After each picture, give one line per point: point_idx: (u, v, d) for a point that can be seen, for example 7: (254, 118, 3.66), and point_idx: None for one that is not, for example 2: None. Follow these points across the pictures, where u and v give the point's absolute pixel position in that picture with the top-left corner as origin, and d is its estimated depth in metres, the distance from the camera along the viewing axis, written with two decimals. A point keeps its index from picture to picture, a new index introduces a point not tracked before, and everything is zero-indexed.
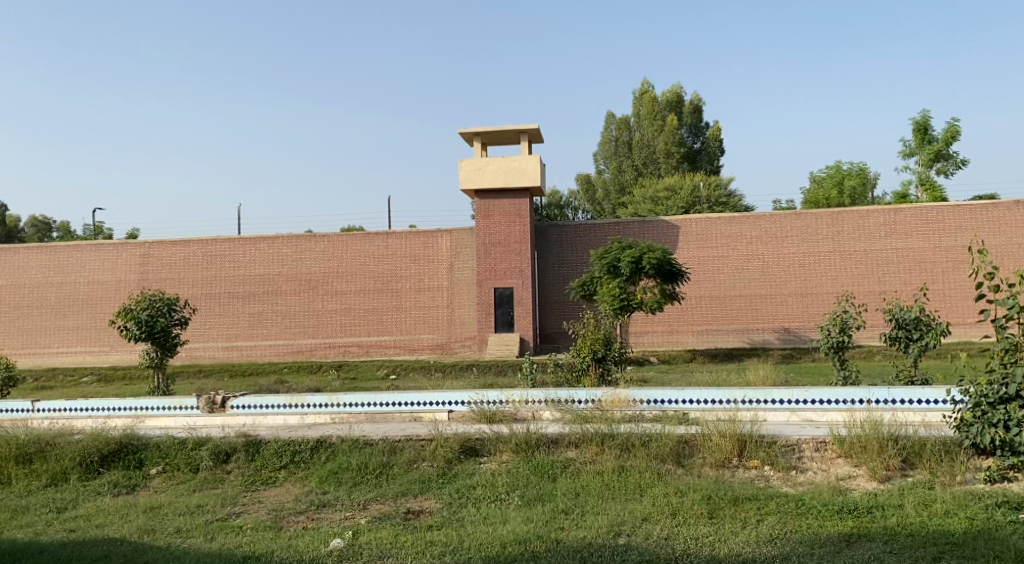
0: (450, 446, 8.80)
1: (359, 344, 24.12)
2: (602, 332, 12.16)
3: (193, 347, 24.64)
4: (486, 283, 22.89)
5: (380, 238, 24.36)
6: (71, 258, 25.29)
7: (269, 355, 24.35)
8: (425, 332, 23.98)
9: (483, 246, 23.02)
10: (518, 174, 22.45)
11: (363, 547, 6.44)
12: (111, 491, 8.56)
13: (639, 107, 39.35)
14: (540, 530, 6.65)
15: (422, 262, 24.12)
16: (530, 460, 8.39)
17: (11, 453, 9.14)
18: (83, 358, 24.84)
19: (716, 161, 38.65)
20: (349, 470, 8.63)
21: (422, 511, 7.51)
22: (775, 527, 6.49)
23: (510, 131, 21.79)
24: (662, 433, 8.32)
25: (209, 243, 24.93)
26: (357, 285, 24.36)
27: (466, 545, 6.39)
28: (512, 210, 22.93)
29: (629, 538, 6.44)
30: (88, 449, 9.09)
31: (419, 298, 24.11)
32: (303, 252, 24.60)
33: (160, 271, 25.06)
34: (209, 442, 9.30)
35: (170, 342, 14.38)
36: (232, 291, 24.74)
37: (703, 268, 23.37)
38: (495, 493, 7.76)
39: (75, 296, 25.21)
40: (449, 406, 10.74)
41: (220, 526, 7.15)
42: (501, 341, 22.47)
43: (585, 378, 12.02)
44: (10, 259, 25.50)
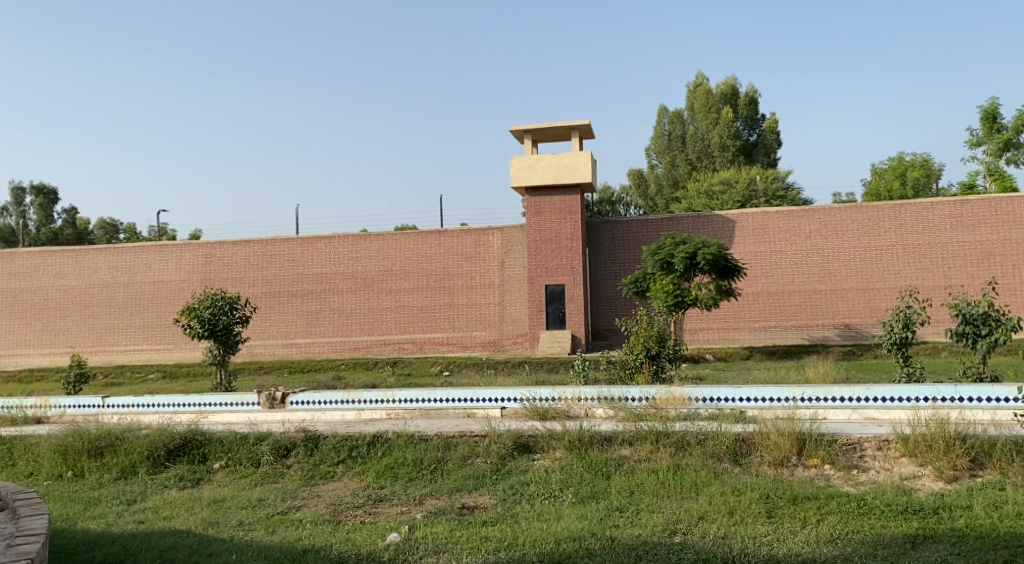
0: (503, 443, 8.84)
1: (413, 342, 24.38)
2: (656, 329, 12.07)
3: (254, 345, 25.24)
4: (538, 280, 22.89)
5: (434, 236, 24.55)
6: (138, 259, 26.09)
7: (327, 353, 24.78)
8: (478, 330, 24.07)
9: (533, 243, 23.04)
10: (569, 170, 22.38)
11: (419, 542, 6.50)
12: (177, 484, 8.81)
13: (693, 100, 38.84)
14: (594, 527, 6.63)
15: (474, 260, 24.22)
16: (584, 458, 8.37)
17: (84, 447, 9.46)
18: (151, 356, 25.63)
19: (774, 154, 37.90)
20: (405, 466, 8.74)
21: (477, 507, 7.54)
22: (835, 527, 6.36)
23: (561, 127, 21.74)
24: (718, 432, 8.22)
25: (268, 242, 25.45)
26: (411, 283, 24.60)
27: (520, 541, 6.40)
28: (563, 207, 22.88)
29: (685, 536, 6.36)
30: (154, 444, 9.35)
31: (472, 295, 24.21)
32: (358, 251, 24.95)
33: (222, 270, 25.69)
34: (270, 437, 9.50)
35: (231, 339, 14.70)
36: (291, 290, 25.21)
37: (759, 264, 22.99)
38: (549, 491, 7.75)
39: (141, 295, 25.99)
40: (501, 403, 10.80)
41: (280, 520, 7.30)
42: (553, 338, 22.46)
43: (638, 376, 11.93)
44: (79, 260, 26.36)
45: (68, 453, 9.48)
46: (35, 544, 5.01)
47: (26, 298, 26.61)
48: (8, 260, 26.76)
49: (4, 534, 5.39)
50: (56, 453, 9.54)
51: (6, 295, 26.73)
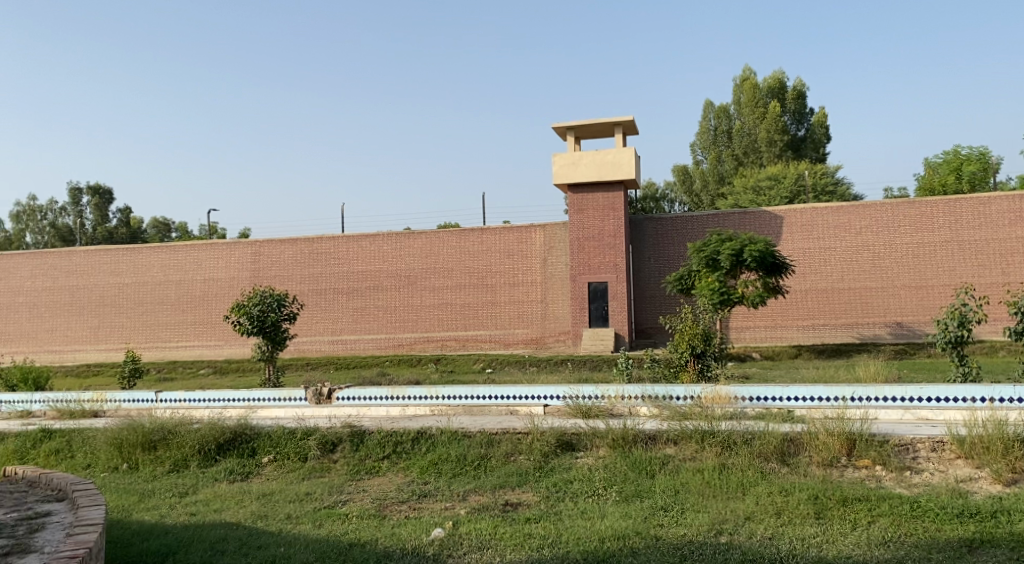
0: (546, 440, 8.83)
1: (456, 339, 24.48)
2: (702, 327, 11.94)
3: (301, 341, 25.61)
4: (580, 278, 22.82)
5: (476, 234, 24.61)
6: (189, 257, 26.65)
7: (371, 350, 25.02)
8: (521, 327, 24.05)
9: (576, 241, 22.98)
10: (613, 167, 22.28)
11: (463, 538, 6.53)
12: (227, 477, 8.98)
13: (739, 94, 38.29)
14: (639, 526, 6.59)
15: (517, 258, 24.21)
16: (628, 456, 8.32)
17: (138, 440, 9.68)
18: (201, 352, 26.14)
19: (822, 149, 37.17)
20: (449, 462, 8.79)
21: (520, 504, 7.54)
22: (887, 529, 6.23)
23: (604, 123, 21.63)
24: (765, 431, 8.10)
25: (315, 241, 25.80)
26: (454, 281, 24.71)
27: (564, 539, 6.38)
28: (606, 204, 22.76)
29: (732, 536, 6.29)
30: (205, 438, 9.53)
31: (514, 293, 24.20)
32: (402, 249, 25.16)
33: (270, 268, 26.13)
34: (317, 432, 9.63)
35: (279, 336, 14.93)
36: (336, 287, 25.52)
37: (808, 261, 22.61)
38: (592, 488, 7.73)
39: (192, 293, 26.53)
40: (544, 400, 10.79)
41: (327, 513, 7.39)
42: (596, 336, 22.35)
43: (683, 373, 11.83)
44: (133, 258, 27.03)
45: (123, 446, 9.71)
46: (93, 533, 5.16)
47: (83, 295, 27.36)
48: (66, 258, 27.52)
49: (64, 522, 5.54)
50: (112, 445, 9.78)
51: (64, 293, 27.51)
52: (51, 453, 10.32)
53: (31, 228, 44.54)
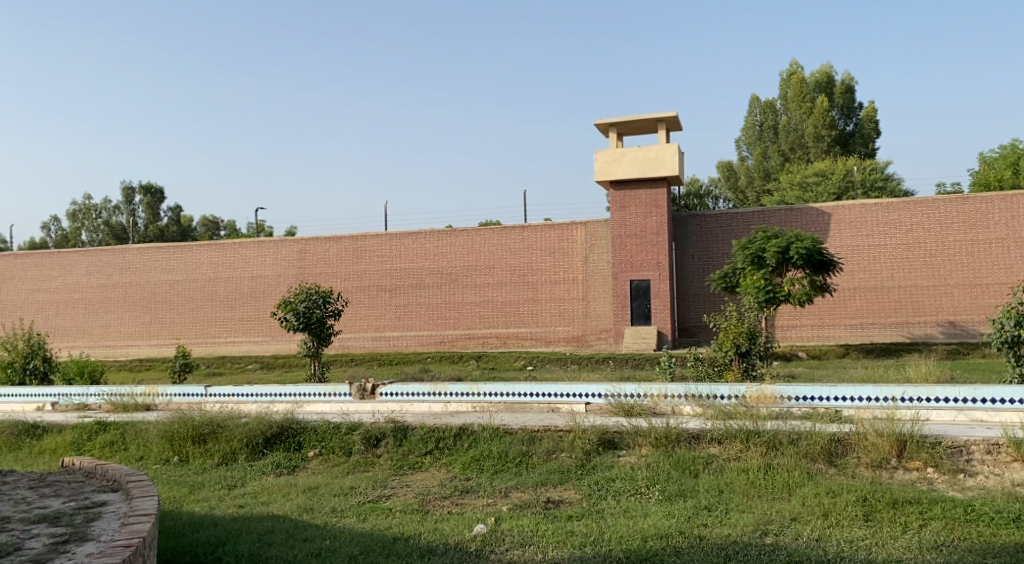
0: (588, 438, 8.81)
1: (498, 336, 24.53)
2: (747, 325, 11.80)
3: (346, 337, 25.93)
4: (622, 276, 22.71)
5: (518, 231, 24.62)
6: (237, 255, 27.13)
7: (414, 346, 25.24)
8: (562, 325, 23.99)
9: (618, 238, 22.87)
10: (656, 163, 22.12)
11: (505, 534, 6.55)
12: (274, 471, 9.14)
13: (786, 89, 37.72)
14: (682, 526, 6.54)
15: (558, 255, 24.16)
16: (671, 455, 8.26)
17: (189, 433, 9.89)
18: (249, 348, 26.59)
19: (872, 144, 36.41)
20: (491, 458, 8.83)
21: (562, 501, 7.53)
22: (939, 533, 6.09)
23: (647, 120, 21.47)
24: (812, 431, 7.98)
25: (359, 239, 26.09)
26: (495, 278, 24.76)
27: (607, 537, 6.37)
28: (649, 201, 22.59)
29: (777, 537, 6.22)
30: (253, 432, 9.70)
31: (555, 290, 24.16)
32: (444, 247, 25.28)
33: (316, 265, 26.47)
34: (361, 427, 9.74)
35: (324, 332, 15.12)
36: (380, 285, 25.77)
37: (856, 259, 22.19)
38: (634, 487, 7.70)
39: (240, 290, 27.02)
40: (586, 398, 10.75)
41: (371, 507, 7.48)
42: (638, 334, 22.22)
43: (727, 373, 11.72)
44: (183, 255, 27.61)
45: (174, 439, 9.95)
46: (147, 523, 5.28)
47: (136, 292, 28.01)
48: (119, 255, 28.22)
49: (119, 512, 5.69)
50: (164, 438, 10.02)
51: (118, 290, 28.21)
52: (106, 445, 10.59)
53: (86, 227, 45.78)
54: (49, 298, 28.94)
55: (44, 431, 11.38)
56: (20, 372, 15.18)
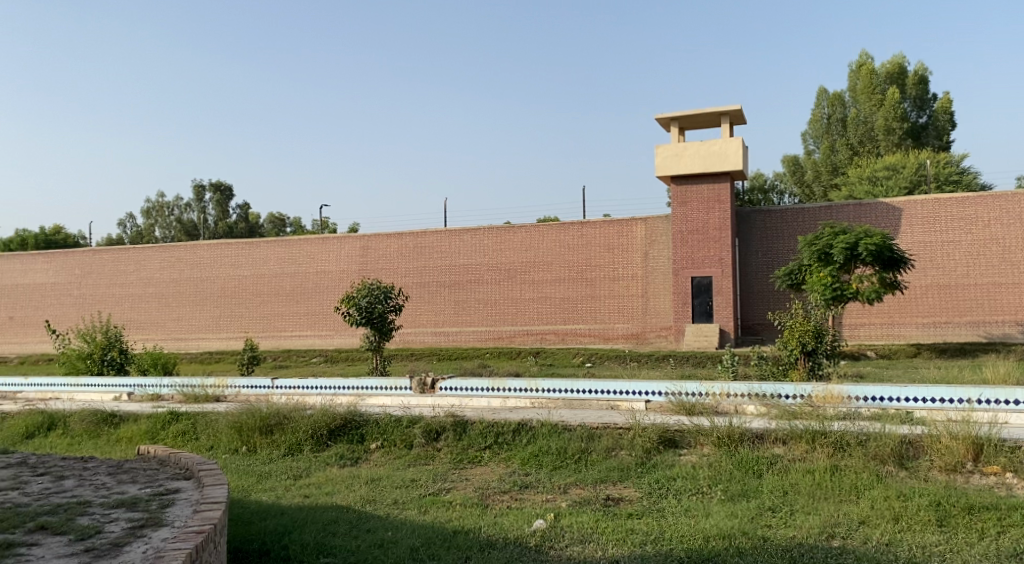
0: (648, 436, 8.73)
1: (556, 332, 24.47)
2: (813, 323, 11.54)
3: (406, 332, 26.25)
4: (683, 272, 22.44)
5: (577, 227, 24.52)
6: (302, 251, 27.68)
7: (472, 342, 25.36)
8: (621, 322, 23.79)
9: (679, 234, 22.61)
10: (719, 157, 21.75)
11: (564, 530, 6.54)
12: (338, 462, 9.31)
13: (855, 81, 36.74)
14: (745, 526, 6.43)
15: (617, 251, 23.97)
16: (734, 455, 8.12)
17: (257, 424, 10.13)
18: (313, 342, 27.11)
19: (946, 136, 35.17)
20: (550, 455, 8.83)
21: (622, 499, 7.49)
22: (1019, 541, 5.85)
23: (709, 113, 21.14)
24: (882, 433, 7.78)
25: (420, 235, 26.37)
26: (553, 274, 24.72)
27: (667, 536, 6.30)
28: (711, 196, 22.26)
29: (845, 540, 6.07)
30: (318, 423, 9.88)
31: (615, 287, 23.97)
32: (503, 243, 25.34)
33: (379, 262, 26.84)
34: (422, 420, 9.84)
35: (386, 327, 15.33)
36: (440, 281, 26.00)
37: (929, 255, 21.49)
38: (695, 487, 7.60)
39: (305, 285, 27.57)
40: (645, 396, 10.63)
41: (432, 500, 7.54)
42: (699, 332, 21.93)
43: (792, 372, 11.50)
44: (251, 251, 28.30)
45: (243, 430, 10.20)
46: (218, 510, 5.43)
47: (206, 286, 28.82)
48: (191, 251, 29.08)
49: (191, 500, 5.86)
50: (234, 429, 10.28)
51: (189, 284, 29.06)
52: (179, 434, 10.92)
53: (160, 223, 47.27)
54: (125, 292, 29.99)
55: (121, 420, 11.79)
56: (98, 363, 15.75)
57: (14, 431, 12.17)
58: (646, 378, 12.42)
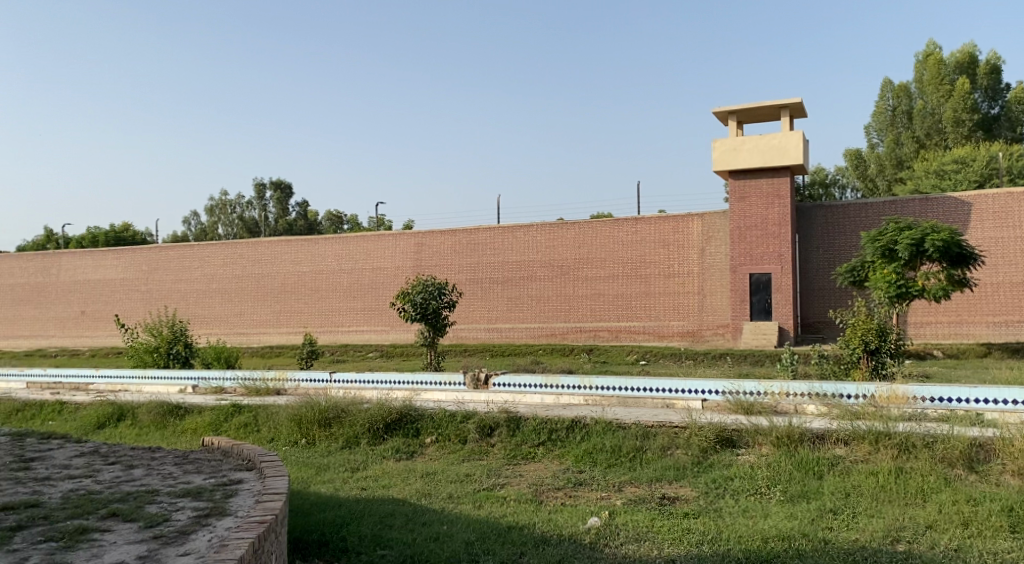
0: (704, 436, 8.60)
1: (609, 330, 24.30)
2: (876, 322, 11.24)
3: (460, 328, 26.39)
4: (741, 269, 22.08)
5: (631, 224, 24.30)
6: (358, 247, 28.04)
7: (526, 338, 25.36)
8: (676, 319, 23.50)
9: (737, 230, 22.25)
10: (779, 152, 21.38)
11: (619, 528, 6.48)
12: (394, 456, 9.41)
13: (922, 72, 35.66)
14: (806, 528, 6.29)
15: (673, 247, 23.67)
16: (793, 455, 7.94)
17: (316, 417, 10.30)
18: (369, 337, 27.44)
19: (1019, 127, 33.87)
20: (604, 452, 8.78)
21: (678, 498, 7.40)
22: None
23: (768, 107, 20.74)
24: (950, 435, 7.53)
25: (474, 232, 26.47)
26: (607, 271, 24.56)
27: (725, 536, 6.20)
28: (770, 191, 21.85)
29: (910, 545, 5.90)
30: (374, 417, 10.00)
31: (670, 283, 23.69)
32: (557, 240, 25.28)
33: (433, 258, 27.04)
34: (476, 416, 9.87)
35: (440, 323, 15.43)
36: (493, 277, 26.07)
37: (1000, 251, 20.76)
38: (754, 487, 7.46)
39: (361, 281, 27.92)
40: (702, 395, 10.44)
41: (486, 495, 7.56)
42: (758, 330, 21.57)
43: (854, 371, 11.22)
44: (309, 248, 28.78)
45: (302, 422, 10.38)
46: (279, 501, 5.53)
47: (266, 282, 29.42)
48: (252, 248, 29.71)
49: (254, 490, 5.99)
50: (294, 421, 10.47)
51: (250, 280, 29.70)
52: (241, 426, 11.16)
53: (223, 221, 48.42)
54: (189, 288, 30.79)
55: (186, 412, 12.09)
56: (165, 356, 16.20)
57: (86, 421, 12.58)
58: (701, 378, 11.22)
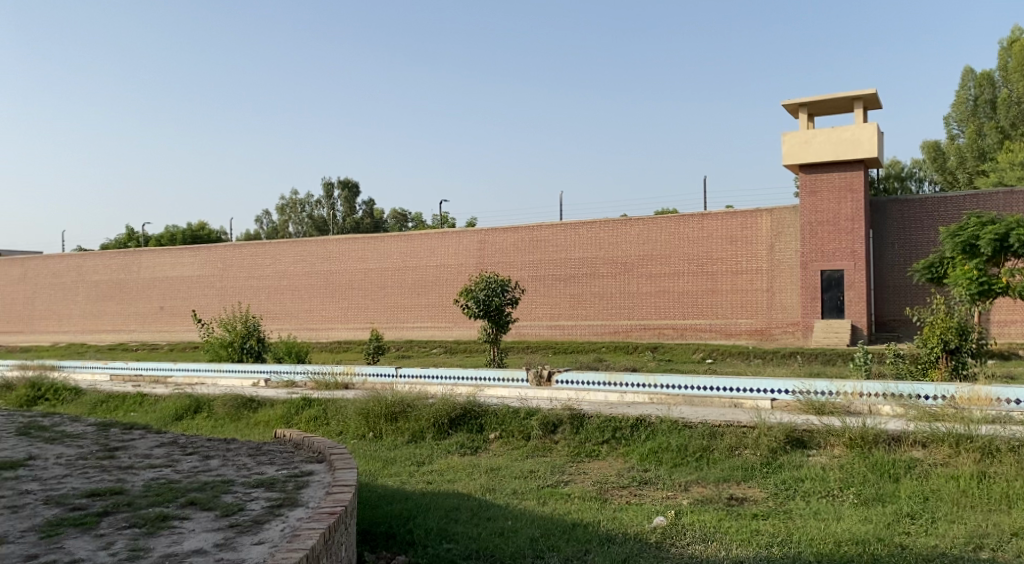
0: (774, 436, 8.38)
1: (674, 327, 23.98)
2: (957, 320, 10.82)
3: (523, 325, 26.43)
4: (812, 266, 21.56)
5: (697, 220, 23.90)
6: (423, 245, 28.30)
7: (589, 335, 25.23)
8: (743, 317, 23.04)
9: (807, 226, 21.73)
10: (852, 145, 20.75)
11: (686, 528, 6.38)
12: (458, 450, 9.47)
13: (1007, 59, 34.11)
14: (882, 532, 6.08)
15: (740, 244, 23.19)
16: (867, 457, 7.69)
17: (382, 411, 10.43)
18: (433, 333, 27.70)
19: None
20: (670, 451, 8.66)
21: (746, 499, 7.24)
22: None
23: (841, 98, 20.15)
24: None
25: (537, 229, 26.46)
26: (672, 268, 24.23)
27: (795, 538, 6.04)
28: (843, 185, 21.25)
29: (995, 553, 5.63)
30: (439, 412, 10.07)
31: (737, 281, 23.22)
32: (621, 236, 25.08)
33: (496, 255, 27.12)
34: (540, 412, 9.82)
35: (503, 319, 15.45)
36: (556, 274, 26.03)
37: None
38: (826, 489, 7.25)
39: (426, 278, 28.18)
40: (771, 394, 10.21)
41: (550, 492, 7.53)
42: (829, 328, 21.03)
43: (932, 371, 10.83)
44: (375, 245, 29.20)
45: (369, 416, 10.52)
46: (348, 492, 5.61)
47: (334, 279, 29.96)
48: (320, 246, 30.31)
49: (324, 482, 6.08)
50: (361, 416, 10.62)
51: (318, 277, 30.29)
52: (311, 419, 11.38)
53: (293, 219, 49.51)
54: (261, 284, 31.57)
55: (259, 405, 12.39)
56: (239, 351, 16.64)
57: (166, 412, 13.01)
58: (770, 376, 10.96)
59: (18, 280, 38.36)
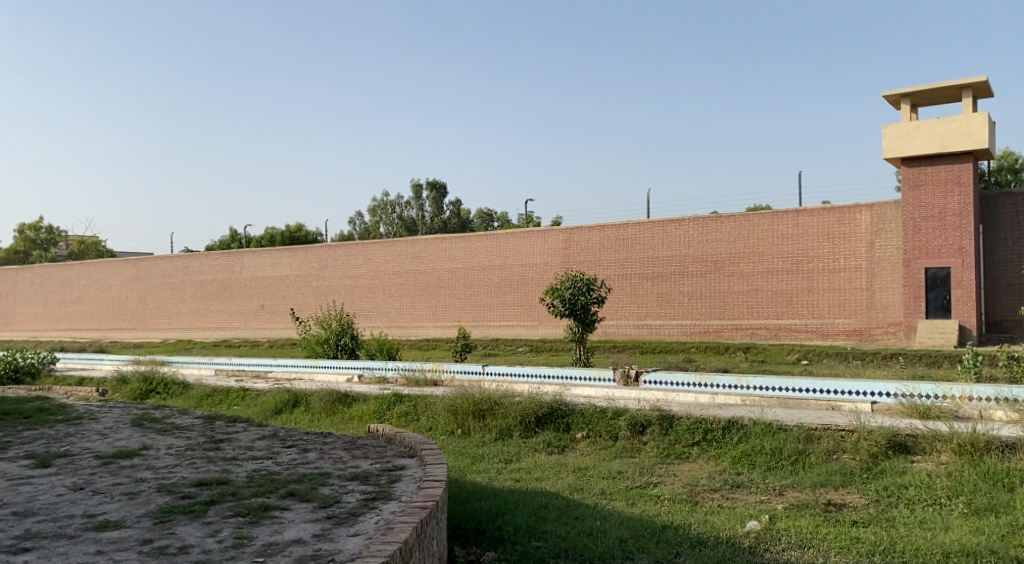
0: (875, 440, 8.04)
1: (768, 327, 23.32)
2: None
3: (609, 325, 26.29)
4: (916, 263, 20.60)
5: (791, 216, 23.18)
6: (509, 244, 28.43)
7: (678, 335, 24.80)
8: (842, 317, 22.21)
9: (911, 221, 20.77)
10: (959, 135, 19.76)
11: (781, 533, 6.18)
12: (545, 449, 9.45)
13: None
14: (995, 544, 5.74)
15: (838, 240, 22.37)
16: (978, 464, 7.26)
17: (470, 408, 10.52)
18: (519, 332, 27.79)
19: None
20: (763, 455, 8.41)
21: (845, 505, 6.96)
22: None
23: (948, 87, 19.19)
24: None
25: (623, 227, 26.28)
26: (765, 266, 23.57)
27: (899, 548, 5.76)
28: (950, 178, 20.24)
29: None
30: (526, 410, 10.08)
31: (835, 279, 22.41)
32: (711, 234, 24.58)
33: (583, 254, 27.02)
34: (628, 413, 9.69)
35: (589, 318, 15.35)
36: (644, 273, 25.74)
37: None
38: (932, 497, 6.90)
39: (512, 277, 28.29)
40: (872, 397, 9.77)
41: (639, 493, 7.41)
42: (934, 329, 20.06)
43: None
44: (462, 244, 29.51)
45: (458, 413, 10.64)
46: (439, 487, 5.66)
47: (423, 278, 30.41)
48: (409, 245, 30.88)
49: (415, 476, 6.16)
50: (450, 412, 10.74)
51: (408, 276, 30.83)
52: (402, 415, 11.56)
53: (383, 220, 50.55)
54: (353, 284, 32.36)
55: (353, 400, 12.69)
56: (333, 348, 17.10)
57: (266, 406, 13.45)
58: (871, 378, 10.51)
59: (131, 280, 40.47)
